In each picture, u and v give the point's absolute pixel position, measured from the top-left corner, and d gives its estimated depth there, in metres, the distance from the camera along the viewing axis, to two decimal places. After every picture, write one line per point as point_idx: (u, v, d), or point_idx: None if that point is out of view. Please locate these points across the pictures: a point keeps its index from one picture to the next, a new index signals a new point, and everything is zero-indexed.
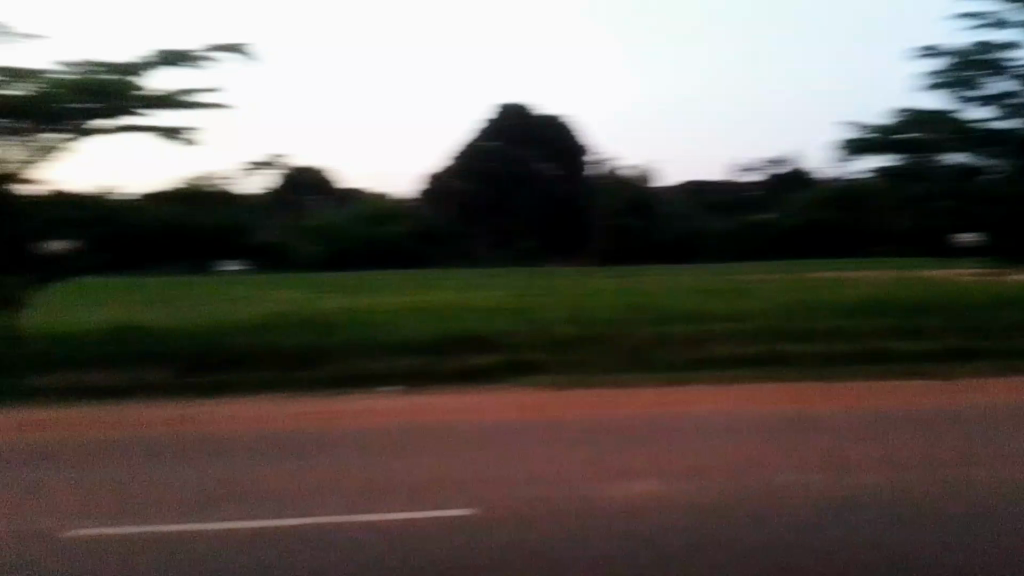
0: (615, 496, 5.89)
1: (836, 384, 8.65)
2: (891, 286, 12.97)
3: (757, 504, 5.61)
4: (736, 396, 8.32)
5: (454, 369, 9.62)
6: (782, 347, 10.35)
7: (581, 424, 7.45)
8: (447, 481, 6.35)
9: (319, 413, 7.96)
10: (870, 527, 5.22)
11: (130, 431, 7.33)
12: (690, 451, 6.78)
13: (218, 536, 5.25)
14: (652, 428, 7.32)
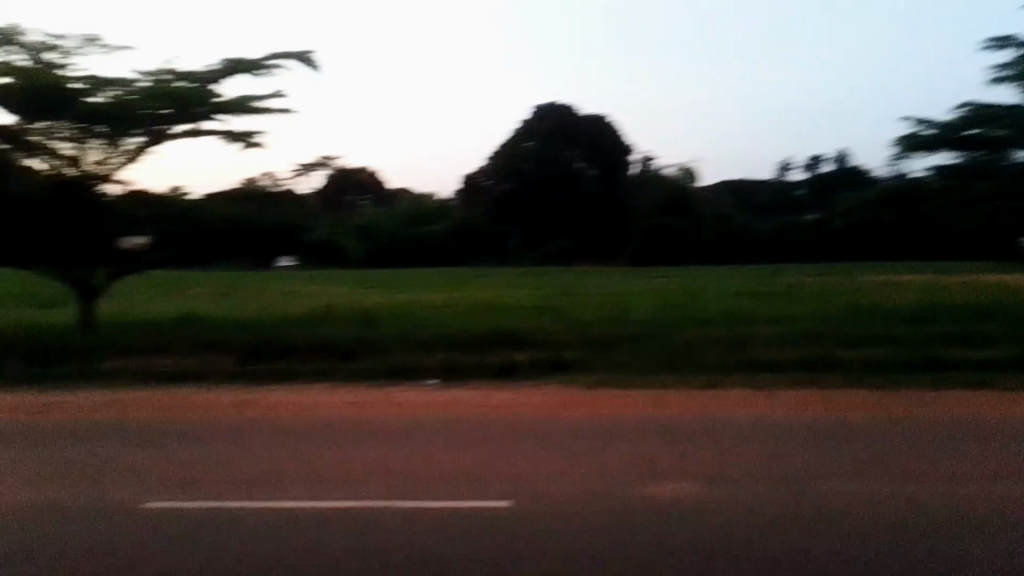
0: (689, 534, 8.01)
1: (773, 409, 13.21)
2: (851, 340, 17.19)
3: (774, 511, 8.78)
4: (729, 440, 11.28)
5: (508, 407, 13.38)
6: (789, 392, 14.26)
7: (653, 500, 8.99)
8: (559, 517, 8.57)
9: (416, 467, 10.07)
10: (840, 518, 8.41)
11: (224, 534, 7.84)
12: (745, 506, 8.77)
13: (430, 533, 8.08)
14: (692, 479, 9.84)
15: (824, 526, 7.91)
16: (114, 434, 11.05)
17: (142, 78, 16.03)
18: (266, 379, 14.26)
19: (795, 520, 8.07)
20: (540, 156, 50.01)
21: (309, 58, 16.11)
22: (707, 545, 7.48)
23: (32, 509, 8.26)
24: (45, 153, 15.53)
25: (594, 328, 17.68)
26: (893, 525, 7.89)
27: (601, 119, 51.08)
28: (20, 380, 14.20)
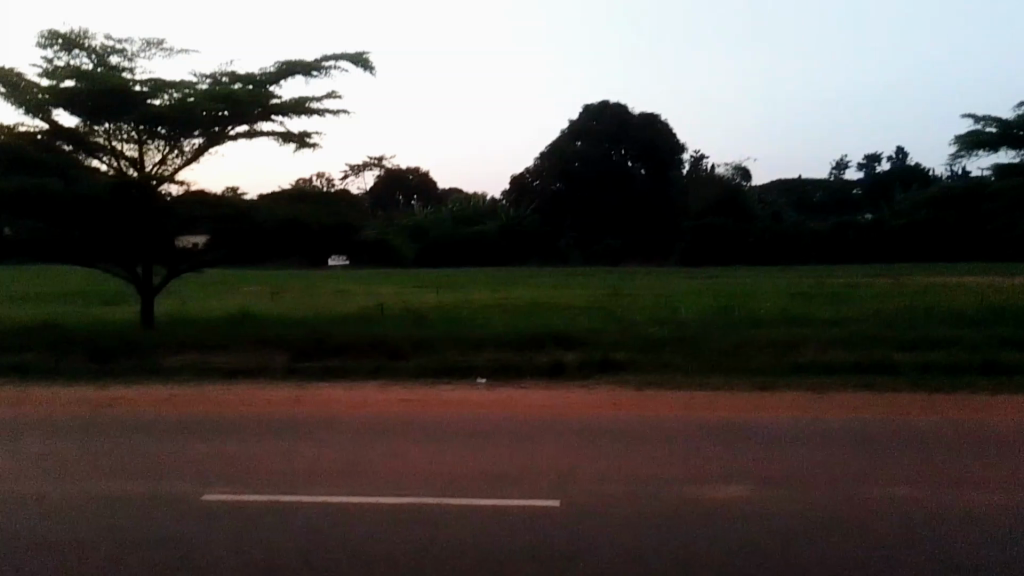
0: (741, 527, 7.89)
1: (829, 404, 12.92)
2: (910, 337, 16.72)
3: (829, 504, 8.57)
4: (784, 435, 11.11)
5: (555, 396, 13.30)
6: (845, 387, 13.97)
7: (702, 492, 8.85)
8: (608, 506, 8.49)
9: (465, 457, 10.13)
10: (891, 511, 8.22)
11: (276, 523, 7.96)
12: (797, 500, 8.60)
13: (472, 519, 8.13)
14: (744, 468, 9.70)
15: (878, 530, 7.74)
16: (172, 428, 11.33)
17: (202, 80, 16.42)
18: (319, 376, 14.48)
19: (849, 523, 7.92)
20: (591, 155, 52.00)
21: (363, 59, 16.30)
22: (759, 549, 7.37)
23: (95, 500, 8.50)
24: (109, 153, 16.38)
25: (645, 328, 17.57)
26: (954, 530, 7.68)
27: (650, 121, 53.36)
28: (84, 375, 14.61)
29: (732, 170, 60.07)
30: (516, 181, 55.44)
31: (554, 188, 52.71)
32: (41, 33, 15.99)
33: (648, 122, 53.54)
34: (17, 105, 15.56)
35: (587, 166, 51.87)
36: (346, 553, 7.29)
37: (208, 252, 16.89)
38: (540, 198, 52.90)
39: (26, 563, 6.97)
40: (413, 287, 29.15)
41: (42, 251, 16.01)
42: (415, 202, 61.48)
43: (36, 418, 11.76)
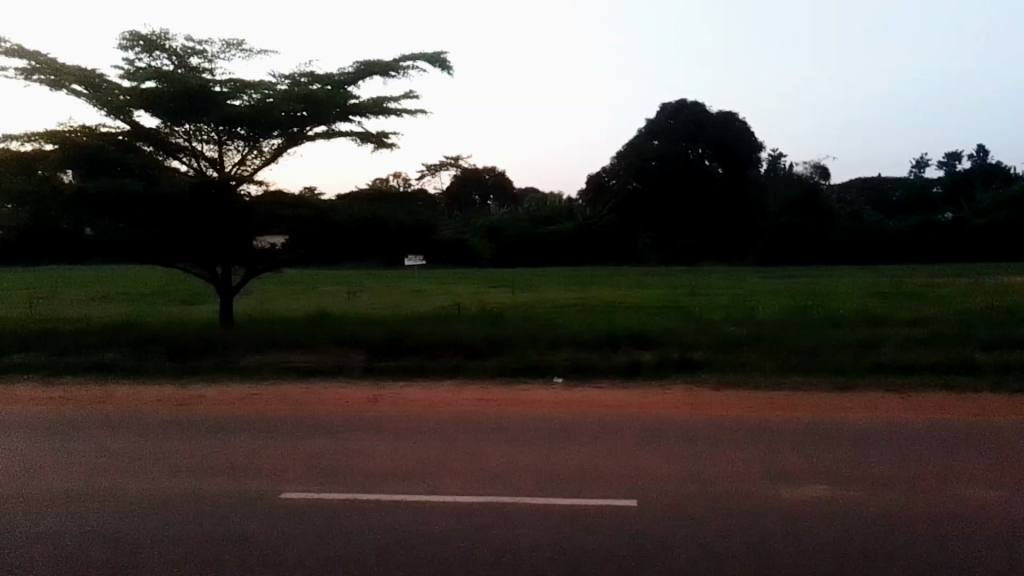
0: (834, 528, 7.51)
1: (922, 402, 12.32)
2: (1004, 338, 15.88)
3: (929, 503, 8.11)
4: (876, 434, 10.61)
5: (632, 393, 13.00)
6: (936, 386, 13.33)
7: (793, 492, 8.46)
8: (694, 504, 8.19)
9: (543, 454, 9.92)
10: (997, 514, 7.72)
11: (357, 520, 7.87)
12: (893, 501, 8.16)
13: (553, 516, 7.91)
14: (836, 467, 9.27)
15: (984, 534, 7.27)
16: (251, 427, 11.37)
17: (280, 81, 16.59)
18: (393, 375, 14.43)
19: (952, 526, 7.46)
20: (666, 152, 51.23)
21: (440, 59, 16.24)
22: (863, 552, 6.97)
23: (179, 497, 8.51)
24: (188, 154, 16.68)
25: (723, 328, 17.09)
26: None
27: (728, 117, 52.48)
28: (164, 374, 14.85)
29: (805, 169, 58.61)
30: (591, 181, 55.07)
31: (630, 187, 52.25)
32: (123, 35, 16.33)
33: (727, 119, 52.50)
34: (98, 106, 15.87)
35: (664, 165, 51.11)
36: (426, 552, 7.15)
37: (284, 252, 17.06)
38: (616, 198, 52.76)
39: (115, 559, 6.97)
40: (486, 287, 29.07)
41: (124, 251, 16.33)
42: (488, 204, 61.88)
43: (120, 416, 11.93)
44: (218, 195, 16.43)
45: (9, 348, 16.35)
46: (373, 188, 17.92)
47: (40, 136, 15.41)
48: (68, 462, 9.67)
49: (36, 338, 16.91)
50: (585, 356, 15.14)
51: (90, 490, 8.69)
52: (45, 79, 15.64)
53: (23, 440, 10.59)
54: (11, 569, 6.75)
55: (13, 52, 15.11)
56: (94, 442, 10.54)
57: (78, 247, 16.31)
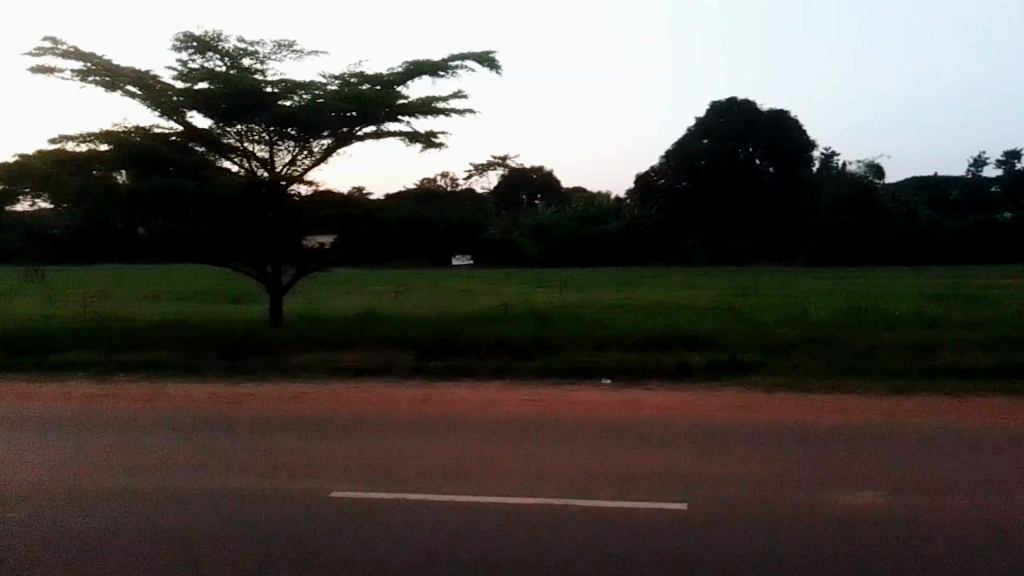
0: (892, 533, 7.30)
1: (983, 405, 11.92)
2: None
3: (992, 508, 7.83)
4: (937, 438, 10.28)
5: (681, 394, 12.84)
6: (997, 389, 12.90)
7: (849, 497, 8.23)
8: (748, 508, 8.02)
9: (591, 454, 9.82)
10: None
11: (405, 520, 7.85)
12: (955, 505, 7.91)
13: (602, 518, 7.82)
14: (893, 470, 9.01)
15: None
16: (300, 425, 11.44)
17: (330, 81, 16.70)
18: (440, 375, 14.43)
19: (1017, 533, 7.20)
20: (718, 151, 50.69)
21: (489, 58, 16.19)
22: (925, 558, 6.75)
23: (230, 495, 8.60)
24: (240, 154, 16.88)
25: (774, 330, 16.79)
26: None
27: (780, 114, 52.11)
28: (214, 372, 15.03)
29: (859, 168, 57.43)
30: (640, 181, 54.71)
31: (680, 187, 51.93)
32: (177, 37, 16.59)
33: (779, 118, 52.21)
34: (152, 107, 16.13)
35: (714, 163, 50.66)
36: (474, 551, 7.12)
37: (333, 251, 17.18)
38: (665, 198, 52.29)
39: (165, 555, 7.04)
40: (533, 287, 29.00)
41: (176, 250, 16.57)
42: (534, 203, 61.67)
43: (173, 414, 12.10)
44: (269, 195, 16.63)
45: (66, 346, 16.71)
46: (421, 187, 17.98)
47: (95, 136, 15.70)
48: (122, 459, 9.81)
49: (92, 337, 17.25)
50: (634, 356, 14.98)
51: (144, 488, 8.79)
52: (101, 80, 15.95)
53: (79, 437, 10.78)
54: (67, 564, 6.84)
55: (70, 53, 15.44)
56: (147, 440, 10.68)
57: (132, 246, 16.60)
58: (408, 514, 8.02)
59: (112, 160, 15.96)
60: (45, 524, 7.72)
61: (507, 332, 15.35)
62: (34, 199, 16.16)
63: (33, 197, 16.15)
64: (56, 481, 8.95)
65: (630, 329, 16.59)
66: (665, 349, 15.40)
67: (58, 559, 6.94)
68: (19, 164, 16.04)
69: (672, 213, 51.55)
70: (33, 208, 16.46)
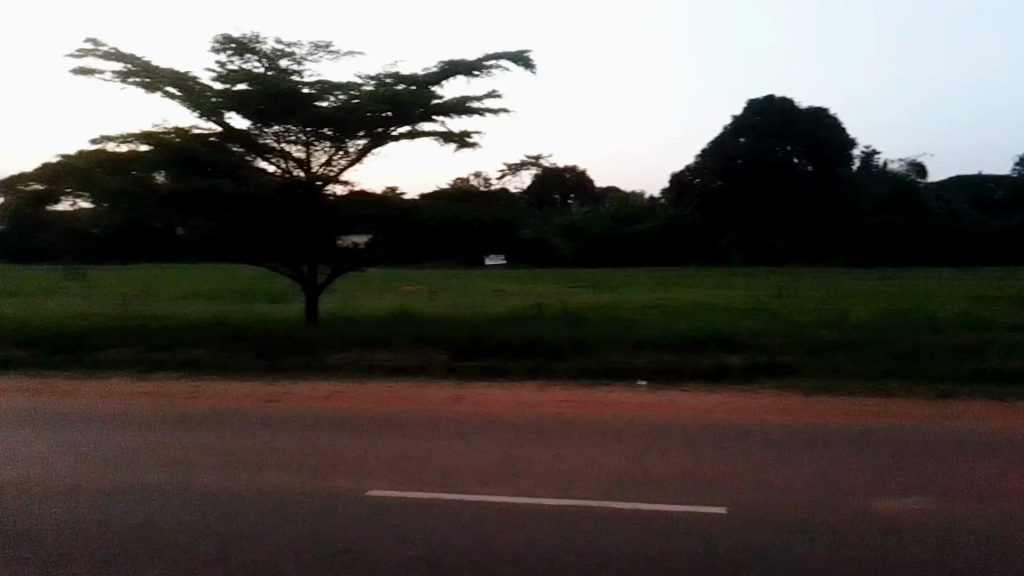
0: (932, 539, 7.13)
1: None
2: None
3: None
4: (982, 443, 10.02)
5: (716, 396, 12.70)
6: None
7: (889, 501, 8.08)
8: (784, 512, 7.90)
9: (625, 456, 9.75)
10: None
11: (440, 519, 7.85)
12: (998, 512, 7.72)
13: (637, 519, 7.77)
14: (936, 475, 8.82)
15: None
16: (335, 424, 11.50)
17: (366, 82, 16.77)
18: (474, 375, 14.43)
19: None
20: (755, 150, 50.11)
21: (523, 57, 16.14)
22: (967, 565, 6.59)
23: (266, 492, 8.66)
24: (277, 154, 16.95)
25: (814, 332, 16.54)
26: None
27: (817, 112, 51.39)
28: (251, 370, 15.19)
29: (901, 168, 56.30)
30: (674, 181, 54.15)
31: (717, 185, 50.78)
32: (216, 39, 16.76)
33: (819, 115, 51.61)
34: (191, 107, 16.31)
35: (751, 162, 49.99)
36: (507, 551, 7.11)
37: (368, 250, 17.29)
38: (700, 198, 51.17)
39: (201, 552, 7.09)
40: (568, 288, 28.93)
41: (214, 250, 16.77)
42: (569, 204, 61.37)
43: (211, 411, 12.23)
44: (306, 196, 16.86)
45: (107, 344, 16.98)
46: (455, 187, 17.99)
47: (135, 137, 15.91)
48: (162, 456, 9.94)
49: (131, 335, 17.52)
50: (670, 357, 14.85)
51: (183, 483, 8.91)
52: (141, 81, 16.18)
53: (120, 433, 10.94)
54: (107, 559, 6.94)
55: (110, 55, 15.68)
56: (185, 437, 10.80)
57: (171, 246, 16.81)
58: (441, 513, 8.03)
59: (152, 160, 16.17)
60: (86, 519, 7.83)
61: (542, 344, 15.35)
62: (76, 199, 16.41)
63: (74, 197, 16.47)
64: (99, 477, 9.10)
65: (665, 330, 16.44)
66: (702, 351, 15.25)
67: (101, 554, 7.04)
68: (60, 164, 16.35)
69: (708, 214, 50.96)
70: (74, 208, 16.72)
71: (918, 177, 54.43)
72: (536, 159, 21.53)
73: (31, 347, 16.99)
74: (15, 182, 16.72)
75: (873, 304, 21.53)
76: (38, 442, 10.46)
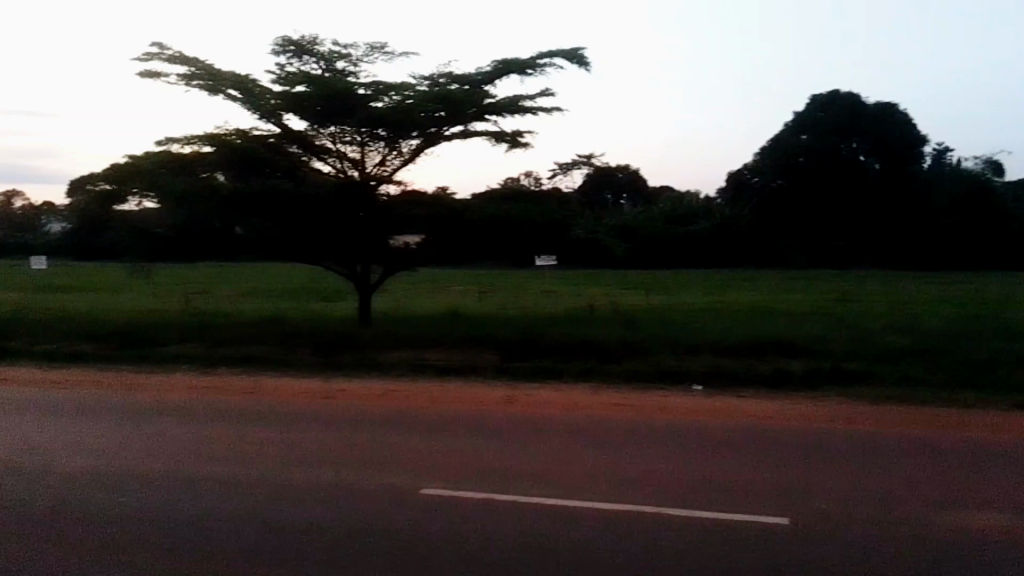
0: (1004, 557, 6.88)
1: None
2: None
3: None
4: None
5: (776, 402, 12.48)
6: None
7: (959, 516, 7.82)
8: (848, 523, 7.70)
9: (686, 462, 9.60)
10: None
11: (499, 519, 7.81)
12: None
13: (699, 525, 7.67)
14: (1008, 490, 8.52)
15: None
16: (393, 422, 11.54)
17: (420, 82, 16.80)
18: (529, 376, 14.39)
19: None
20: (818, 147, 49.28)
21: (578, 55, 16.00)
22: None
23: (326, 487, 8.73)
24: (334, 155, 17.08)
25: (879, 338, 16.12)
26: None
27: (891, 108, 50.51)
28: (307, 367, 15.37)
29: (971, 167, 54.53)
30: (732, 180, 53.59)
31: (776, 185, 50.74)
32: (276, 41, 16.95)
33: (886, 111, 50.41)
34: (252, 109, 16.52)
35: (813, 160, 49.40)
36: (565, 554, 7.04)
37: (420, 250, 17.34)
38: (760, 197, 51.40)
39: (264, 544, 7.14)
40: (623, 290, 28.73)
41: (272, 248, 16.98)
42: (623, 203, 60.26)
43: (273, 407, 12.38)
44: (361, 195, 17.00)
45: (170, 339, 17.32)
46: (508, 187, 17.94)
47: (198, 137, 16.14)
48: (226, 449, 10.08)
49: (192, 330, 17.85)
50: (729, 361, 14.62)
51: (249, 477, 9.01)
52: (204, 84, 16.44)
53: (185, 427, 11.12)
54: (177, 548, 7.04)
55: (176, 58, 15.94)
56: (249, 432, 10.93)
57: (230, 244, 17.07)
58: (498, 513, 7.99)
59: (214, 161, 16.41)
60: (154, 509, 7.96)
61: (598, 348, 15.28)
62: (142, 199, 16.68)
63: (140, 197, 16.60)
64: (163, 468, 9.27)
65: (724, 335, 16.19)
66: (763, 356, 15.00)
67: (165, 544, 7.14)
68: (129, 165, 16.57)
69: (768, 213, 50.62)
70: (140, 207, 16.98)
71: (990, 175, 52.40)
72: (588, 159, 21.33)
73: (97, 341, 17.43)
74: (85, 182, 17.00)
75: (943, 311, 20.85)
76: (106, 434, 10.69)
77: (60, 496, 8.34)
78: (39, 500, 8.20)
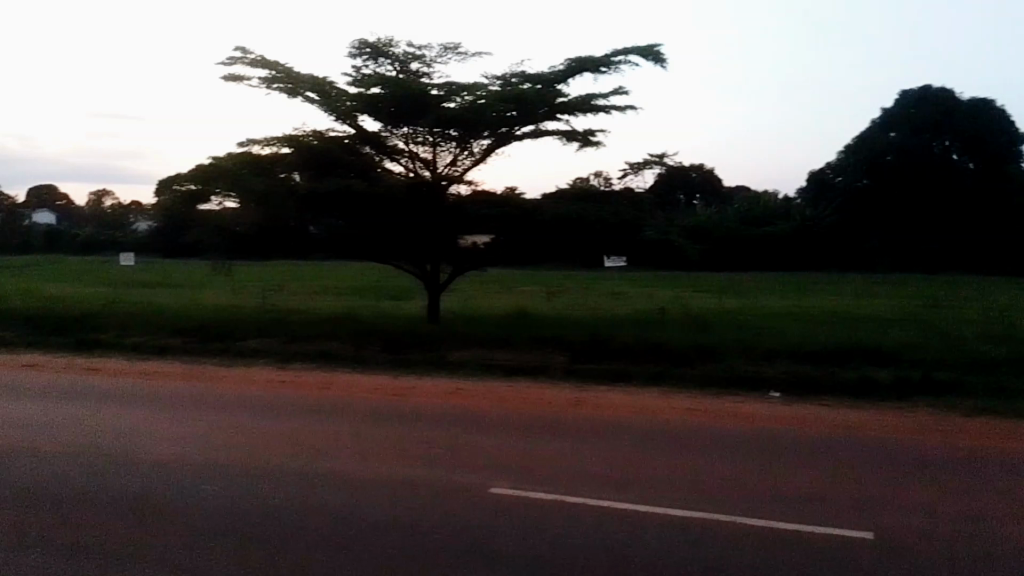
0: None
1: None
2: None
3: None
4: None
5: (858, 411, 12.07)
6: None
7: None
8: (935, 539, 7.35)
9: (761, 470, 9.33)
10: None
11: (568, 522, 7.69)
12: None
13: (774, 535, 7.41)
14: None
15: None
16: (465, 421, 11.53)
17: (492, 82, 16.78)
18: (602, 378, 14.23)
19: None
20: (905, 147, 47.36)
21: (653, 52, 15.74)
22: None
23: (398, 483, 8.74)
24: (406, 155, 17.19)
25: (972, 346, 15.41)
26: None
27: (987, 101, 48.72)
28: (378, 364, 15.50)
29: None
30: (811, 180, 51.60)
31: (860, 184, 47.33)
32: (352, 44, 17.14)
33: (979, 110, 48.68)
34: (329, 111, 16.74)
35: (901, 159, 47.04)
36: (636, 558, 6.90)
37: (489, 250, 17.32)
38: (842, 196, 47.63)
39: (336, 537, 7.17)
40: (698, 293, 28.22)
41: (346, 247, 17.21)
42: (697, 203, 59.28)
43: (347, 402, 12.51)
44: (430, 194, 17.11)
45: (247, 334, 17.67)
46: (580, 188, 17.79)
47: (277, 138, 16.43)
48: (303, 443, 10.20)
49: (270, 326, 18.21)
50: (809, 367, 14.22)
51: (325, 471, 9.09)
52: (283, 86, 16.73)
53: (262, 420, 11.30)
54: (254, 538, 7.12)
55: (257, 61, 16.23)
56: (324, 426, 11.05)
57: (305, 242, 17.34)
58: (566, 516, 7.88)
59: (292, 161, 16.70)
60: (231, 500, 8.07)
61: (673, 352, 15.02)
62: (223, 199, 17.07)
63: (223, 197, 16.94)
64: (241, 460, 9.41)
65: (804, 340, 15.72)
66: (846, 363, 14.52)
67: (241, 533, 7.22)
68: (213, 165, 16.96)
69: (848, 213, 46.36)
70: (222, 207, 17.39)
71: None
72: (661, 159, 21.00)
73: (180, 334, 17.92)
74: (171, 182, 17.48)
75: None
76: (188, 425, 10.93)
77: (145, 485, 8.52)
78: (126, 488, 8.41)
